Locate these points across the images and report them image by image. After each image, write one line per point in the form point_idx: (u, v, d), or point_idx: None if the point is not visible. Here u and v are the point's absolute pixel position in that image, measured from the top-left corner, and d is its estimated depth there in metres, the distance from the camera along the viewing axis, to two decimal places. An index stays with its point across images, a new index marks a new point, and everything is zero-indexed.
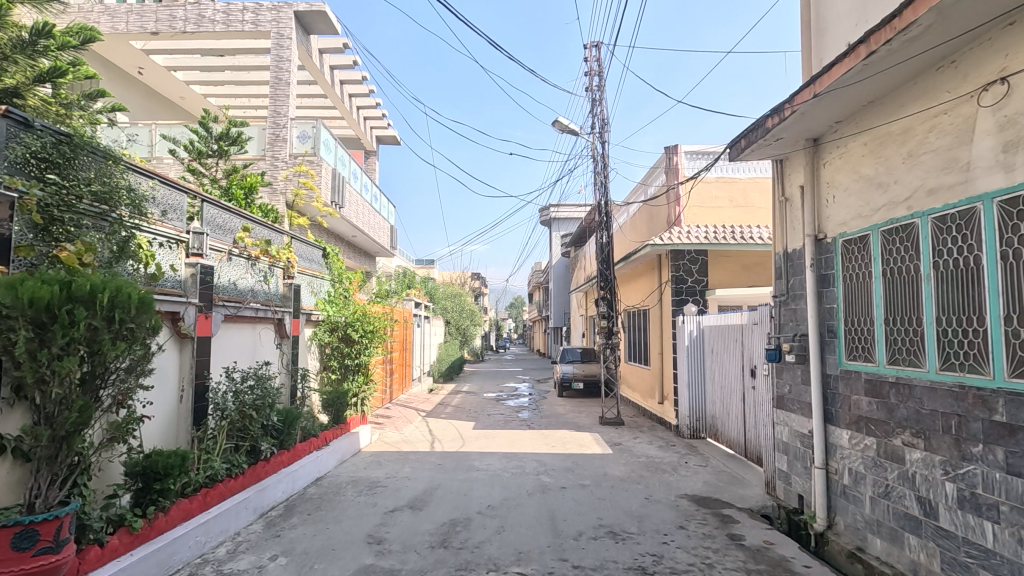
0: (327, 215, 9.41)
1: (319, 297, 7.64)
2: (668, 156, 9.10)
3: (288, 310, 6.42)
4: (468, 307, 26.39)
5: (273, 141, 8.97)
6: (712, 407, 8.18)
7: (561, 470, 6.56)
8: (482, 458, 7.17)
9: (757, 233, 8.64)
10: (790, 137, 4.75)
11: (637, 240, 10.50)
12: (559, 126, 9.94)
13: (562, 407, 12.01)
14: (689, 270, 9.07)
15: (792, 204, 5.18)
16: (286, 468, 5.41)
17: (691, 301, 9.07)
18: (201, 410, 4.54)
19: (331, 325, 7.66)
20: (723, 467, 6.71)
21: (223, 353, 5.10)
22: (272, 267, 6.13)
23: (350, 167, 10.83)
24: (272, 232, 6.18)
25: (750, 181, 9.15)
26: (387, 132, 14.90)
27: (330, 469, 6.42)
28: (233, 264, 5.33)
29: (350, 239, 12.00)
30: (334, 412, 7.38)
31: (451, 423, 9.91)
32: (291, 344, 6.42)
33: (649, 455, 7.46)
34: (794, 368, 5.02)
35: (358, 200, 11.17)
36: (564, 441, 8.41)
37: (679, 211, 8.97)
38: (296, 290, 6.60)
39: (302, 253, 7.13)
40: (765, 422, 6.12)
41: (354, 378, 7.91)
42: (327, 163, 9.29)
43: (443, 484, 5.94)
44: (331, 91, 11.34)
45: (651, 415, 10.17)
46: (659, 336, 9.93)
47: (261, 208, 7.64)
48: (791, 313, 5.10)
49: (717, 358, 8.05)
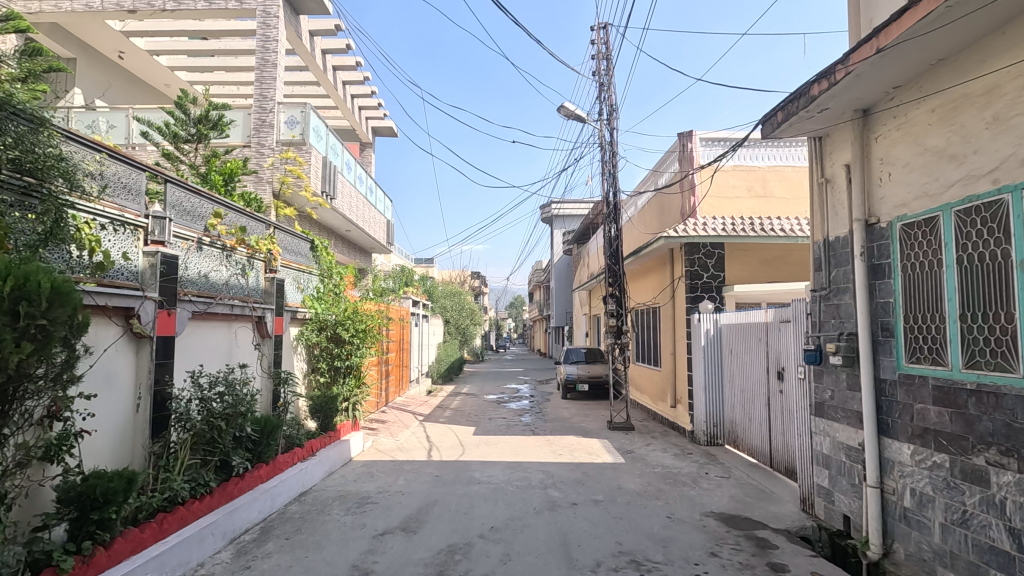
0: (317, 207, 8.80)
1: (306, 293, 7.04)
2: (683, 142, 8.51)
3: (270, 307, 5.82)
4: (468, 306, 25.75)
5: (258, 126, 8.35)
6: (733, 412, 7.58)
7: (571, 483, 5.96)
8: (483, 469, 6.56)
9: (777, 225, 8.08)
10: (837, 108, 4.16)
11: (647, 233, 9.91)
12: (564, 112, 9.34)
13: (567, 411, 11.41)
14: (705, 264, 8.45)
15: (834, 186, 4.57)
16: (264, 484, 4.81)
17: (707, 297, 8.44)
18: (162, 420, 3.95)
19: (320, 324, 7.06)
20: (749, 479, 6.11)
21: (191, 354, 4.51)
22: (251, 259, 5.54)
23: (343, 157, 10.23)
24: (252, 221, 5.58)
25: (769, 170, 8.56)
26: (383, 123, 14.30)
27: (316, 482, 5.81)
28: (204, 254, 4.73)
29: (343, 233, 11.40)
30: (323, 418, 6.78)
31: (450, 429, 9.30)
32: (272, 344, 5.82)
33: (665, 465, 6.85)
34: (839, 371, 4.42)
35: (352, 192, 10.57)
36: (571, 449, 7.80)
37: (695, 201, 8.37)
38: (279, 284, 6.01)
39: (287, 244, 6.54)
40: (799, 431, 5.52)
41: (345, 381, 7.31)
42: (318, 151, 8.68)
43: (441, 500, 5.34)
44: (323, 76, 10.74)
45: (663, 420, 9.58)
46: (671, 336, 9.34)
47: (243, 198, 7.04)
48: (834, 308, 4.50)
49: (738, 359, 7.45)
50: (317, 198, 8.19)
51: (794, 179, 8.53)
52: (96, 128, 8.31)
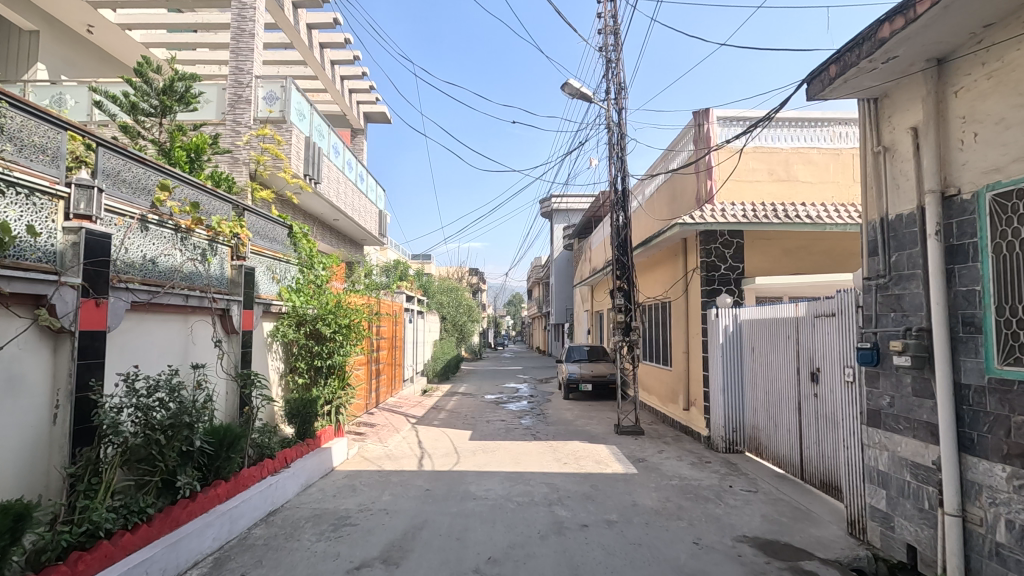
0: (299, 191, 8.07)
1: (283, 284, 6.30)
2: (698, 122, 7.82)
3: (237, 299, 5.11)
4: (466, 302, 24.97)
5: (234, 102, 7.59)
6: (755, 417, 6.88)
7: (579, 500, 5.25)
8: (480, 482, 5.85)
9: (803, 212, 7.38)
10: (906, 57, 3.45)
11: (659, 220, 9.20)
12: (568, 90, 8.62)
13: (570, 412, 10.69)
14: (723, 254, 7.75)
15: (895, 156, 3.86)
16: (222, 505, 4.09)
17: (725, 291, 7.74)
18: (86, 432, 3.23)
19: (298, 319, 6.32)
20: (780, 494, 5.41)
21: (130, 353, 3.78)
22: (213, 243, 4.84)
23: (329, 139, 9.49)
24: (212, 199, 4.87)
25: (792, 152, 7.84)
26: (376, 108, 13.56)
27: (289, 498, 5.09)
28: (150, 236, 4.01)
29: (331, 223, 10.66)
30: (300, 424, 6.05)
31: (445, 433, 8.57)
32: (239, 342, 5.12)
33: (683, 476, 6.14)
34: (903, 374, 3.72)
35: (340, 178, 9.82)
36: (577, 456, 7.09)
37: (711, 186, 7.66)
38: (248, 274, 5.29)
39: (259, 229, 5.81)
40: (841, 442, 4.81)
41: (326, 381, 6.59)
42: (300, 131, 7.95)
43: (430, 521, 4.63)
44: (309, 54, 9.99)
45: (675, 423, 8.88)
46: (683, 333, 8.63)
47: (212, 177, 6.31)
48: (895, 299, 3.80)
49: (762, 359, 6.75)
50: (298, 180, 7.44)
51: (819, 162, 7.82)
52: (60, 102, 7.56)
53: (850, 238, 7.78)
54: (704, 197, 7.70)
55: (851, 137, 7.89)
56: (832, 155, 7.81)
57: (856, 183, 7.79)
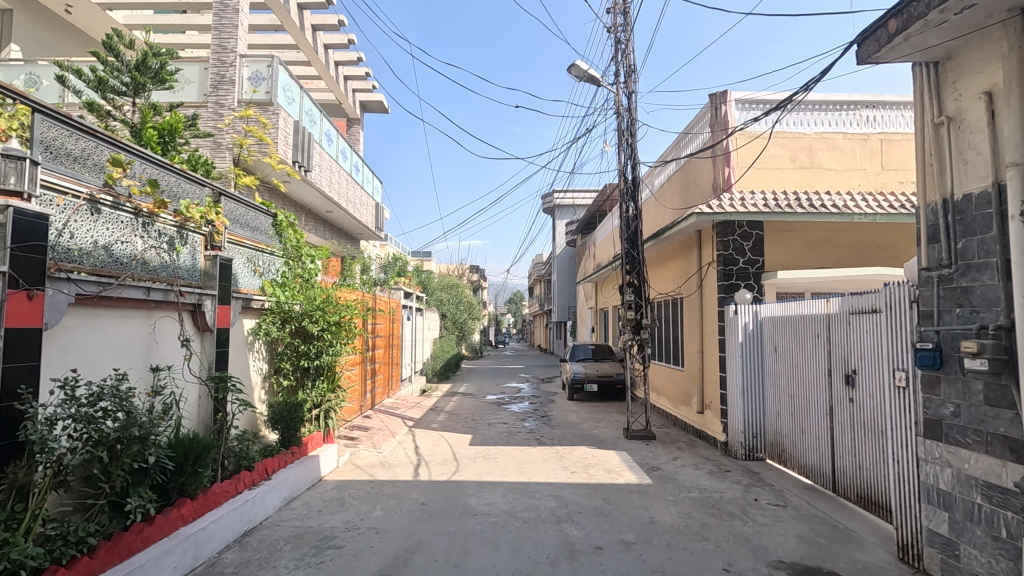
0: (287, 178, 7.54)
1: (266, 278, 5.77)
2: (715, 105, 7.29)
3: (211, 293, 4.60)
4: (466, 300, 24.42)
5: (216, 82, 7.05)
6: (779, 422, 6.36)
7: (591, 517, 4.73)
8: (481, 494, 5.33)
9: (829, 201, 6.87)
10: (986, 7, 2.92)
11: (671, 211, 8.67)
12: (576, 72, 8.09)
13: (576, 415, 10.16)
14: (741, 247, 7.22)
15: (961, 126, 3.34)
16: (187, 527, 3.59)
17: (744, 286, 7.21)
18: (12, 449, 2.72)
19: (283, 316, 5.80)
20: (813, 509, 4.90)
21: (74, 354, 3.26)
22: (182, 230, 4.33)
23: (321, 126, 8.97)
24: (181, 181, 4.36)
25: (816, 137, 7.31)
26: (373, 97, 13.04)
27: (269, 515, 4.59)
28: (102, 219, 3.50)
29: (325, 215, 10.15)
30: (284, 431, 5.53)
31: (444, 438, 8.06)
32: (214, 341, 4.61)
33: (702, 487, 5.63)
34: (972, 380, 3.20)
35: (333, 167, 9.30)
36: (585, 464, 6.57)
37: (729, 173, 7.14)
38: (224, 265, 4.78)
39: (238, 216, 5.28)
40: (888, 454, 4.27)
41: (314, 383, 6.07)
42: (288, 115, 7.43)
43: (425, 543, 4.12)
44: (301, 37, 9.46)
45: (688, 427, 8.38)
46: (698, 331, 8.11)
47: (189, 161, 5.79)
48: (962, 293, 3.28)
49: (787, 359, 6.23)
50: (286, 166, 6.91)
51: (845, 147, 7.28)
52: (33, 82, 7.03)
53: (877, 230, 7.26)
54: (722, 184, 7.18)
55: (879, 122, 7.37)
56: (859, 141, 7.28)
57: (884, 170, 7.27)
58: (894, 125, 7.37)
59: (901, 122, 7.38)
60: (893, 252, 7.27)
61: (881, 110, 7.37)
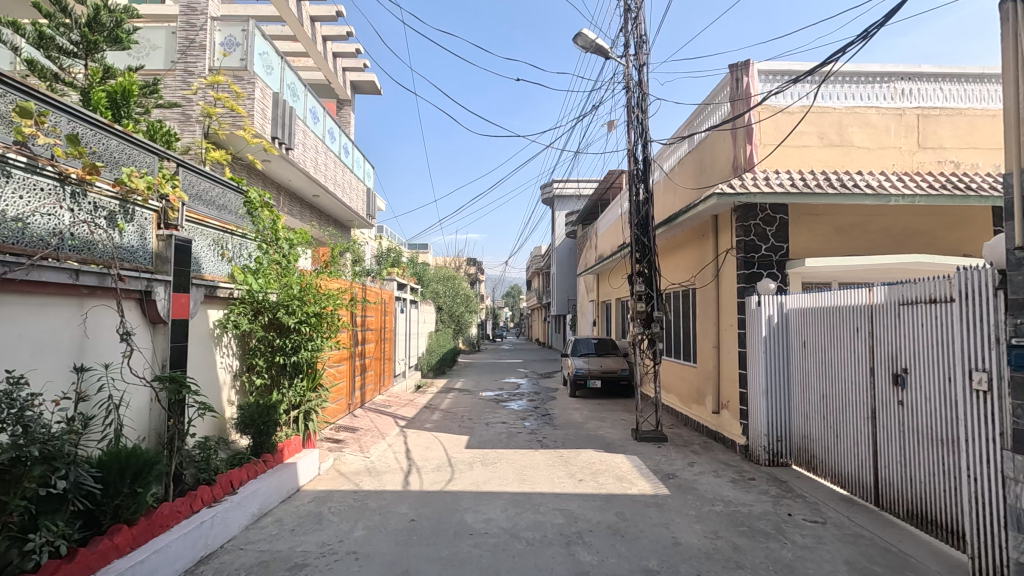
0: (265, 155, 6.85)
1: (235, 264, 5.09)
2: (736, 76, 6.64)
3: (163, 279, 3.93)
4: (463, 292, 23.71)
5: (184, 48, 6.34)
6: (808, 425, 5.77)
7: (605, 538, 4.10)
8: (478, 508, 4.71)
9: (862, 181, 6.25)
10: None
11: (685, 192, 8.02)
12: (582, 42, 7.42)
13: (579, 413, 9.54)
14: (764, 232, 6.60)
15: None
16: (121, 560, 2.94)
17: (767, 275, 6.59)
18: None
19: (255, 306, 5.13)
20: (857, 528, 4.30)
21: None
22: (126, 204, 3.67)
23: (305, 102, 8.29)
24: (124, 146, 3.71)
25: (847, 112, 6.66)
26: (364, 77, 12.35)
27: (232, 537, 3.96)
28: (11, 184, 2.84)
29: (310, 200, 9.48)
30: (255, 437, 4.88)
31: (438, 439, 7.42)
32: (167, 335, 3.96)
33: (726, 499, 5.01)
34: None
35: (319, 147, 8.62)
36: (593, 471, 5.94)
37: (751, 151, 6.50)
38: (182, 247, 4.12)
39: (199, 192, 4.61)
40: (963, 470, 3.66)
41: (292, 382, 5.42)
42: (266, 86, 6.76)
43: (412, 573, 3.49)
44: (284, 6, 8.76)
45: (702, 428, 7.77)
46: (713, 325, 7.49)
47: (148, 130, 5.13)
48: None
49: (818, 356, 5.61)
50: (261, 140, 6.21)
51: (878, 124, 6.64)
52: None
53: (912, 214, 6.65)
54: (743, 164, 6.54)
55: (915, 95, 6.73)
56: (894, 116, 6.64)
57: (921, 148, 6.64)
58: (931, 99, 6.73)
59: (939, 95, 6.74)
60: (929, 238, 6.65)
61: (917, 83, 6.73)
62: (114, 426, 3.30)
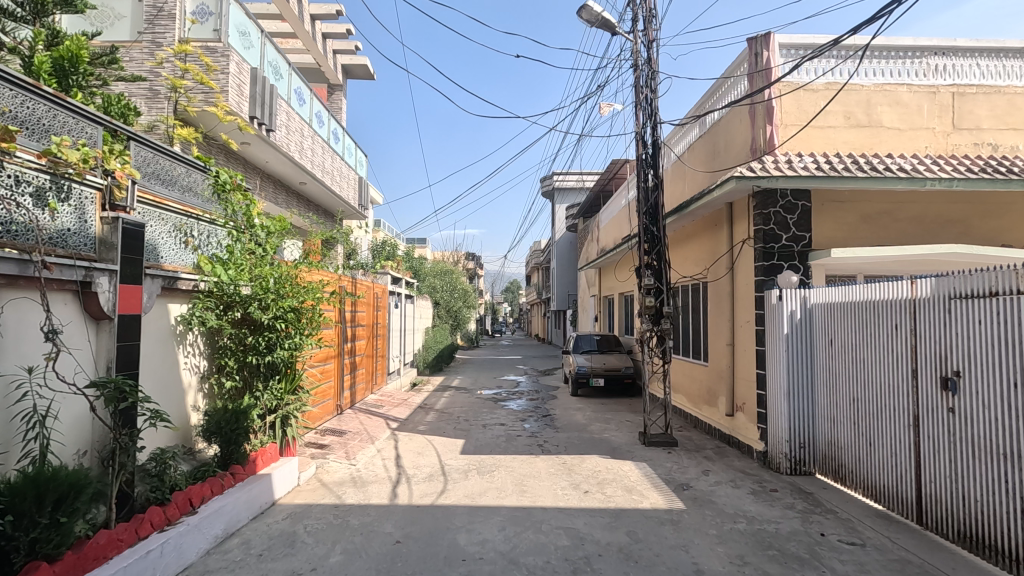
0: (240, 135, 6.30)
1: (201, 252, 4.54)
2: (754, 50, 6.10)
3: (108, 268, 3.40)
4: (461, 286, 23.11)
5: (151, 16, 5.77)
6: (836, 431, 5.26)
7: (617, 564, 3.58)
8: (472, 526, 4.20)
9: (893, 164, 5.73)
10: None
11: (697, 178, 7.49)
12: (587, 15, 6.87)
13: (582, 414, 9.02)
14: (784, 221, 6.06)
15: None
16: None
17: (787, 267, 6.06)
18: None
19: (225, 300, 4.58)
20: (902, 552, 3.78)
21: None
22: (59, 180, 3.14)
23: (289, 81, 7.74)
24: (56, 113, 3.18)
25: (876, 90, 6.11)
26: (356, 61, 11.80)
27: (189, 565, 3.44)
28: None
29: (297, 187, 8.94)
30: (223, 447, 4.35)
31: (431, 444, 6.90)
32: (113, 334, 3.43)
33: (749, 515, 4.49)
34: None
35: (305, 131, 8.08)
36: (600, 481, 5.42)
37: (772, 131, 5.96)
38: (132, 231, 3.59)
39: (154, 172, 4.08)
40: None
41: (267, 385, 4.89)
42: (242, 60, 6.22)
43: None
44: None
45: (715, 432, 7.26)
46: (728, 321, 6.96)
47: (102, 103, 4.58)
48: None
49: (848, 356, 5.09)
50: (235, 117, 5.67)
51: (909, 103, 6.11)
52: None
53: (946, 201, 6.12)
54: (763, 146, 5.99)
55: (949, 72, 6.18)
56: (927, 94, 6.10)
57: (956, 130, 6.11)
58: (967, 76, 6.19)
59: (975, 72, 6.20)
60: (964, 227, 6.12)
61: (952, 58, 6.19)
62: (39, 443, 2.78)
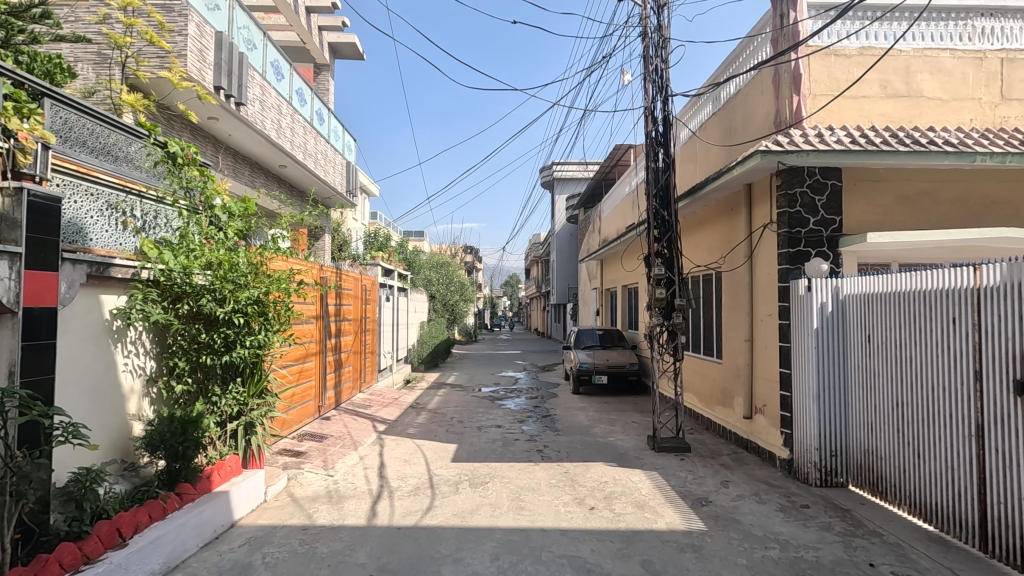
0: (203, 106, 5.66)
1: (145, 235, 3.89)
2: (779, 11, 5.46)
3: (8, 251, 2.76)
4: (459, 279, 22.48)
5: None
6: (875, 440, 4.63)
7: None
8: (460, 555, 3.57)
9: (937, 138, 5.09)
10: None
11: (711, 158, 6.85)
12: None
13: (585, 415, 8.40)
14: (812, 204, 5.42)
15: None
16: None
17: (815, 255, 5.42)
18: None
19: (173, 291, 3.94)
20: None
21: None
22: None
23: (265, 53, 7.08)
24: None
25: (916, 55, 5.46)
26: (344, 39, 11.12)
27: None
28: None
29: (277, 170, 8.30)
30: (168, 463, 3.72)
31: (420, 450, 6.29)
32: (15, 331, 2.79)
33: (782, 539, 3.88)
34: None
35: (283, 108, 7.42)
36: (607, 495, 4.81)
37: (799, 102, 5.30)
38: (41, 205, 2.94)
39: (79, 139, 3.44)
40: None
41: (226, 389, 4.25)
42: (205, 23, 5.59)
43: None
44: None
45: (731, 436, 6.66)
46: (746, 316, 6.32)
47: (26, 62, 3.92)
48: None
49: (891, 354, 4.45)
50: (193, 85, 5.05)
51: (953, 70, 5.46)
52: None
53: (992, 180, 5.50)
54: (788, 119, 5.33)
55: (997, 35, 5.53)
56: (972, 60, 5.46)
57: (1004, 100, 5.47)
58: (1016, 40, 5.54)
59: None
60: (1012, 210, 5.51)
61: (1000, 21, 5.54)
62: None
